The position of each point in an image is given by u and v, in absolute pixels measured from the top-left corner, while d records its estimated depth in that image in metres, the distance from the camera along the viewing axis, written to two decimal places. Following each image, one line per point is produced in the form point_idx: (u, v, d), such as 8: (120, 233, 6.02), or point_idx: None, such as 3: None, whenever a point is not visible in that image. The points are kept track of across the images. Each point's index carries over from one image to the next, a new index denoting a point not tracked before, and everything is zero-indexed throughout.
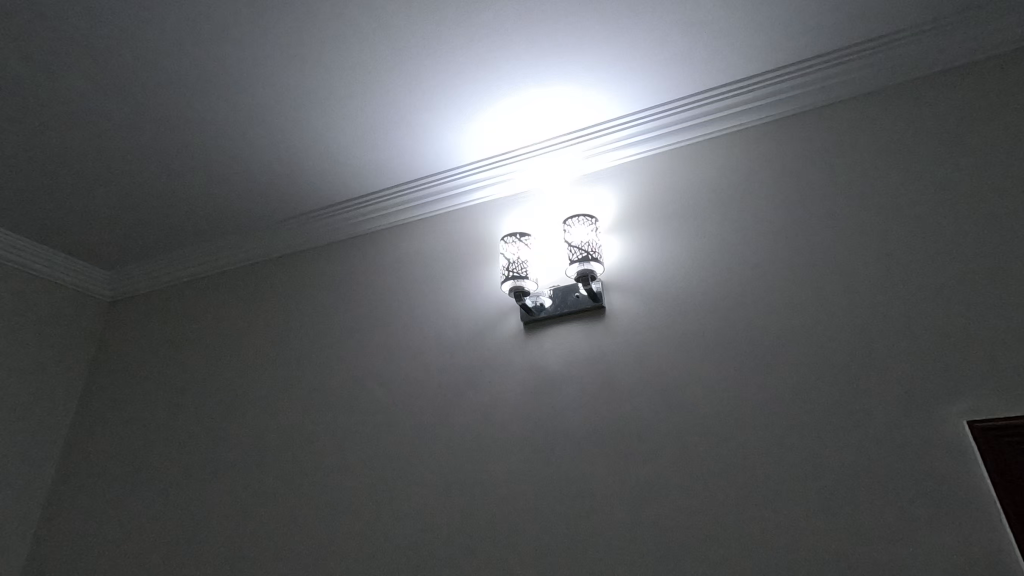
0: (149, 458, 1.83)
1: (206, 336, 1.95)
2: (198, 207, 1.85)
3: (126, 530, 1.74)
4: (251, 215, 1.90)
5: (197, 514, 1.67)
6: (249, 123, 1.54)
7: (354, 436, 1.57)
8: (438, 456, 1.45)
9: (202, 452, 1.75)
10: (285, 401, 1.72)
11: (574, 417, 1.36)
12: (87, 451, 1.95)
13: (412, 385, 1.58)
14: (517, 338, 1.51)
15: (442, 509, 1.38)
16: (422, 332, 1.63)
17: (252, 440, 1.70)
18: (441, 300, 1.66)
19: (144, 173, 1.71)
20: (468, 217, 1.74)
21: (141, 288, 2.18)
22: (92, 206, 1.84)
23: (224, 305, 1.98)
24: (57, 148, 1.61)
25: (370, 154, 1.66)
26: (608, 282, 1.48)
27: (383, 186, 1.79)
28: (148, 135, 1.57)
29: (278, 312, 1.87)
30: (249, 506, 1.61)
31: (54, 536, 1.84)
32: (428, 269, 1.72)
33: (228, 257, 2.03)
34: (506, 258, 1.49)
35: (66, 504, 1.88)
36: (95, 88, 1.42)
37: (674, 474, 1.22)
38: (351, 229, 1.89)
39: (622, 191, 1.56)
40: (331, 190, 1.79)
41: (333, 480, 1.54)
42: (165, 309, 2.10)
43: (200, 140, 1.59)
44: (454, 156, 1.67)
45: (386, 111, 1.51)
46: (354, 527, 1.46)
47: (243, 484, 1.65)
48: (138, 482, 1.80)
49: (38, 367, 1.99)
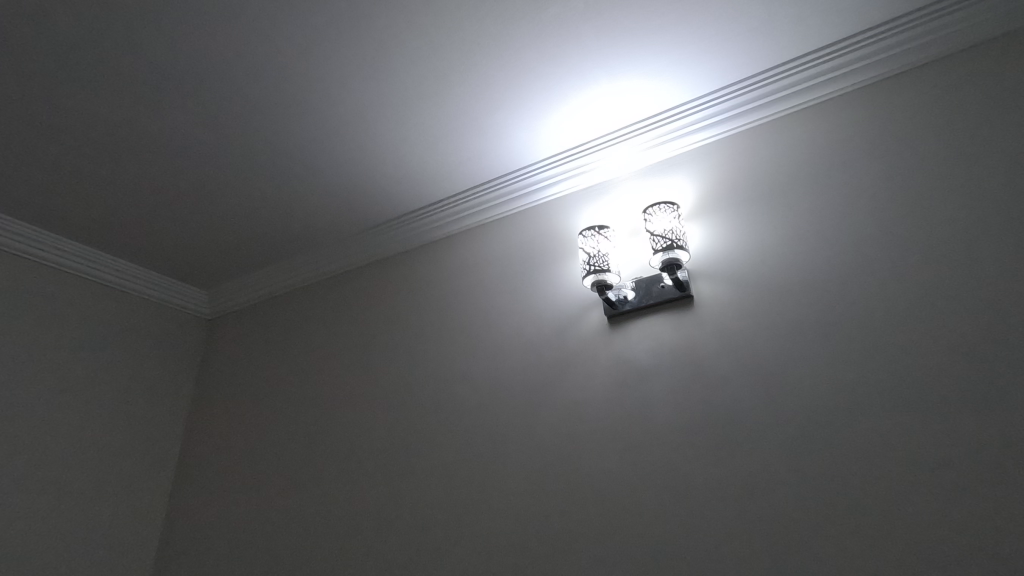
0: (253, 465, 1.94)
1: (297, 347, 2.05)
2: (282, 225, 1.94)
3: (237, 534, 1.85)
4: (331, 229, 1.97)
5: (300, 517, 1.75)
6: (326, 140, 1.59)
7: (444, 439, 1.60)
8: (530, 455, 1.46)
9: (301, 460, 1.84)
10: (375, 406, 1.77)
11: (670, 411, 1.32)
12: (197, 460, 2.09)
13: (498, 385, 1.59)
14: (602, 332, 1.49)
15: (537, 510, 1.39)
16: (505, 331, 1.64)
17: (347, 444, 1.77)
18: (521, 299, 1.66)
19: (232, 196, 1.81)
20: (543, 214, 1.73)
21: (235, 305, 2.31)
22: (186, 231, 1.96)
23: (311, 316, 2.07)
24: (154, 180, 1.73)
25: (441, 161, 1.68)
26: (694, 270, 1.43)
27: (455, 191, 1.81)
28: (234, 159, 1.66)
29: (363, 320, 1.94)
30: (349, 508, 1.67)
31: (174, 539, 1.98)
32: (507, 269, 1.73)
33: (312, 270, 2.12)
34: (586, 252, 1.47)
35: (182, 510, 2.03)
36: (185, 118, 1.51)
37: (780, 467, 1.16)
38: (428, 235, 1.92)
39: (704, 174, 1.51)
40: (406, 199, 1.84)
41: (427, 484, 1.57)
42: (258, 324, 2.21)
43: (280, 160, 1.67)
44: (524, 154, 1.66)
45: (456, 116, 1.52)
46: (450, 527, 1.49)
47: (341, 487, 1.72)
48: (245, 488, 1.91)
49: (150, 383, 2.16)
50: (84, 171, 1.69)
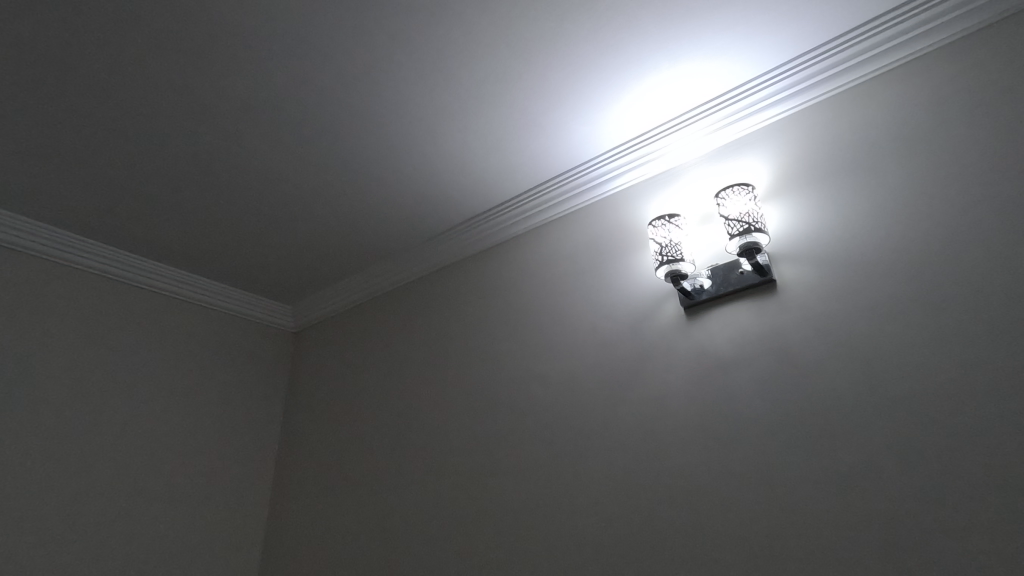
0: (343, 469, 2.04)
1: (376, 354, 2.13)
2: (356, 238, 2.03)
3: (333, 534, 1.95)
4: (402, 238, 2.04)
5: (390, 517, 1.82)
6: (392, 152, 1.65)
7: (525, 438, 1.61)
8: (611, 451, 1.44)
9: (387, 463, 1.91)
10: (454, 407, 1.81)
11: (757, 401, 1.27)
12: (292, 465, 2.22)
13: (574, 382, 1.58)
14: (679, 324, 1.45)
15: (621, 507, 1.37)
16: (579, 327, 1.64)
17: (430, 446, 1.82)
18: (593, 294, 1.65)
19: (309, 215, 1.90)
20: (610, 207, 1.71)
21: (317, 317, 2.43)
22: (269, 250, 2.09)
23: (388, 324, 2.15)
24: (239, 206, 1.86)
25: (505, 163, 1.70)
26: (775, 253, 1.36)
27: (520, 191, 1.83)
28: (308, 179, 1.75)
29: (437, 324, 1.99)
30: (435, 508, 1.72)
31: (277, 540, 2.12)
32: (577, 265, 1.71)
33: (387, 279, 2.20)
34: (657, 242, 1.44)
35: (282, 513, 2.15)
36: (264, 145, 1.61)
37: (883, 456, 1.09)
38: (496, 237, 1.95)
39: (779, 151, 1.43)
40: (472, 203, 1.87)
41: (510, 483, 1.59)
42: (339, 334, 2.32)
43: (350, 176, 1.74)
44: (587, 148, 1.65)
45: (517, 116, 1.53)
46: (535, 525, 1.50)
47: (426, 487, 1.77)
48: (337, 491, 2.01)
49: (246, 394, 2.31)
50: (179, 203, 1.83)
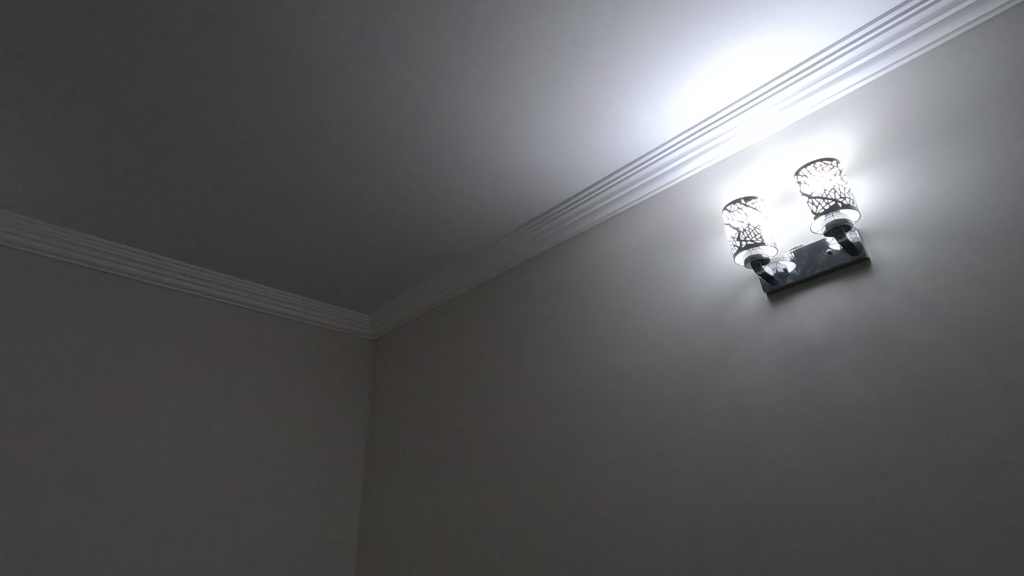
0: (428, 469, 2.09)
1: (453, 357, 2.18)
2: (427, 244, 2.08)
3: (422, 534, 2.01)
4: (471, 240, 2.07)
5: (476, 516, 1.86)
6: (458, 157, 1.68)
7: (607, 435, 1.60)
8: (699, 445, 1.40)
9: (471, 463, 1.95)
10: (533, 406, 1.83)
11: (856, 387, 1.19)
12: (379, 467, 2.31)
13: (654, 375, 1.56)
14: (763, 311, 1.39)
15: (713, 503, 1.33)
16: (656, 320, 1.61)
17: (511, 446, 1.84)
18: (668, 285, 1.61)
19: (381, 225, 1.97)
20: (682, 194, 1.66)
21: (394, 324, 2.52)
22: (346, 262, 2.18)
23: (463, 326, 2.19)
24: (317, 223, 1.95)
25: (570, 159, 1.69)
26: (866, 229, 1.28)
27: (586, 185, 1.82)
28: (380, 190, 1.81)
29: (511, 324, 2.01)
30: (520, 506, 1.74)
31: (369, 540, 2.21)
32: (649, 257, 1.68)
33: (459, 282, 2.25)
34: (733, 228, 1.39)
35: (372, 514, 2.25)
36: (338, 162, 1.69)
37: (1007, 444, 0.99)
38: (565, 233, 1.95)
39: (863, 121, 1.34)
40: (539, 201, 1.88)
41: (594, 479, 1.58)
42: (415, 339, 2.39)
43: (418, 184, 1.79)
44: (653, 137, 1.62)
45: (579, 111, 1.52)
46: (623, 522, 1.48)
47: (510, 485, 1.80)
48: (423, 492, 2.08)
49: (333, 401, 2.42)
50: (264, 225, 1.95)
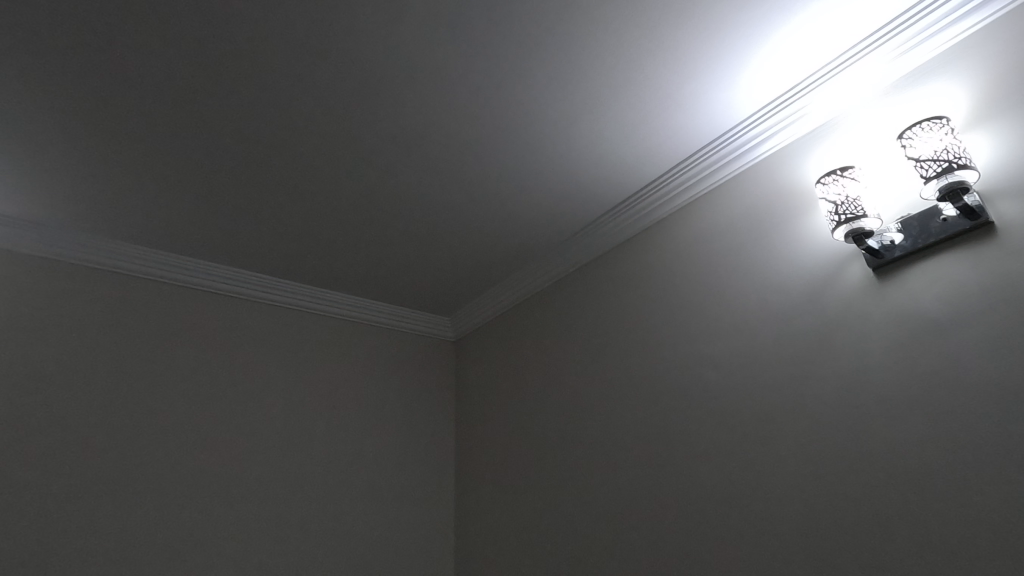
0: (520, 467, 2.11)
1: (538, 353, 2.18)
2: (505, 241, 2.10)
3: (519, 531, 2.03)
4: (549, 235, 2.07)
5: (572, 512, 1.85)
6: (532, 154, 1.69)
7: (706, 426, 1.55)
8: (808, 433, 1.32)
9: (563, 459, 1.94)
10: (624, 400, 1.80)
11: (987, 364, 1.09)
12: (471, 466, 2.35)
13: (752, 361, 1.49)
14: (869, 287, 1.30)
15: (829, 497, 1.25)
16: (749, 304, 1.54)
17: (604, 440, 1.82)
18: (759, 267, 1.54)
19: (461, 228, 2.01)
20: (769, 170, 1.59)
21: (476, 324, 2.55)
22: (427, 267, 2.23)
23: (546, 322, 2.19)
24: (399, 230, 2.01)
25: (645, 146, 1.66)
26: (987, 190, 1.16)
27: (664, 170, 1.77)
28: (457, 194, 1.84)
29: (596, 317, 1.99)
30: (618, 502, 1.72)
31: (467, 537, 2.26)
32: (736, 239, 1.62)
33: (539, 278, 2.25)
34: (830, 202, 1.30)
35: (468, 512, 2.29)
36: (417, 170, 1.74)
37: None
38: (644, 221, 1.91)
39: (972, 71, 1.22)
40: (617, 191, 1.85)
41: (694, 473, 1.54)
42: (499, 338, 2.41)
43: (494, 184, 1.81)
44: (733, 113, 1.55)
45: (653, 96, 1.49)
46: (729, 516, 1.43)
47: (605, 481, 1.78)
48: (517, 489, 2.10)
49: (424, 403, 2.49)
50: (349, 237, 2.03)
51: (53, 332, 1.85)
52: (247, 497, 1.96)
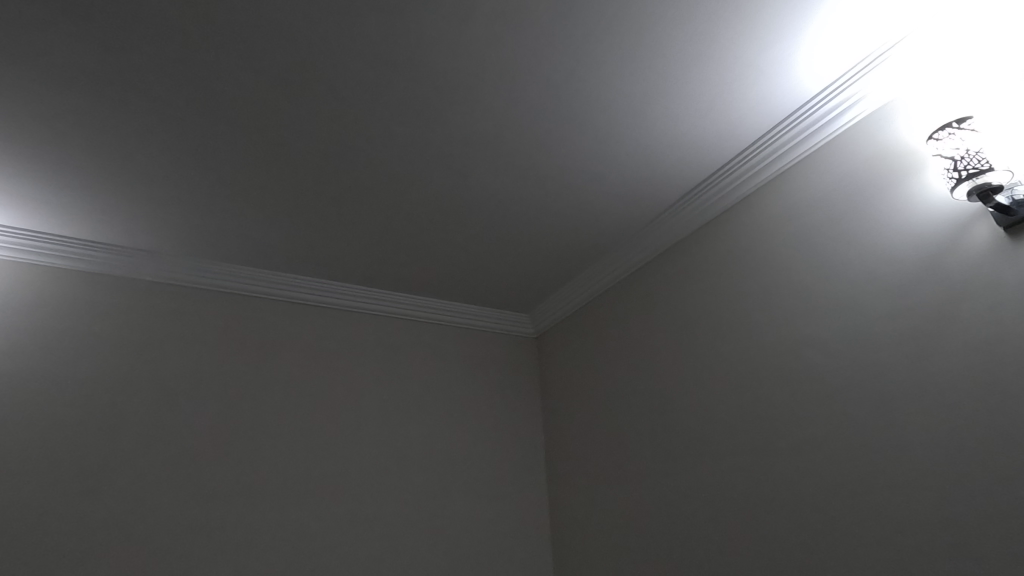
0: (614, 462, 2.07)
1: (624, 344, 2.13)
2: (582, 233, 2.06)
3: (618, 527, 1.99)
4: (627, 222, 2.01)
5: (674, 507, 1.79)
6: (607, 140, 1.65)
7: (818, 412, 1.45)
8: (943, 416, 1.21)
9: (660, 452, 1.88)
10: (721, 389, 1.72)
11: None
12: (562, 463, 2.34)
13: (866, 340, 1.38)
14: (1002, 249, 1.19)
15: (972, 486, 1.14)
16: (857, 278, 1.43)
17: (702, 431, 1.75)
18: (867, 236, 1.43)
19: (537, 223, 1.99)
20: (870, 131, 1.48)
21: (556, 320, 2.53)
22: (506, 266, 2.24)
23: (630, 312, 2.13)
24: (476, 231, 2.02)
25: (726, 119, 1.59)
26: None
27: (747, 143, 1.68)
28: (532, 189, 1.83)
29: (683, 303, 1.91)
30: (723, 496, 1.64)
31: (563, 535, 2.24)
32: (838, 208, 1.51)
33: (618, 268, 2.20)
34: (948, 157, 1.21)
35: (562, 509, 2.28)
36: (492, 170, 1.74)
37: None
38: (728, 199, 1.82)
39: None
40: (697, 170, 1.78)
41: (806, 464, 1.44)
42: (581, 332, 2.38)
43: (569, 176, 1.78)
44: (823, 75, 1.46)
45: (734, 66, 1.42)
46: (853, 509, 1.33)
47: (708, 474, 1.71)
48: (612, 485, 2.06)
49: (509, 401, 2.49)
50: (428, 242, 2.06)
51: (170, 349, 1.97)
52: (351, 501, 2.03)
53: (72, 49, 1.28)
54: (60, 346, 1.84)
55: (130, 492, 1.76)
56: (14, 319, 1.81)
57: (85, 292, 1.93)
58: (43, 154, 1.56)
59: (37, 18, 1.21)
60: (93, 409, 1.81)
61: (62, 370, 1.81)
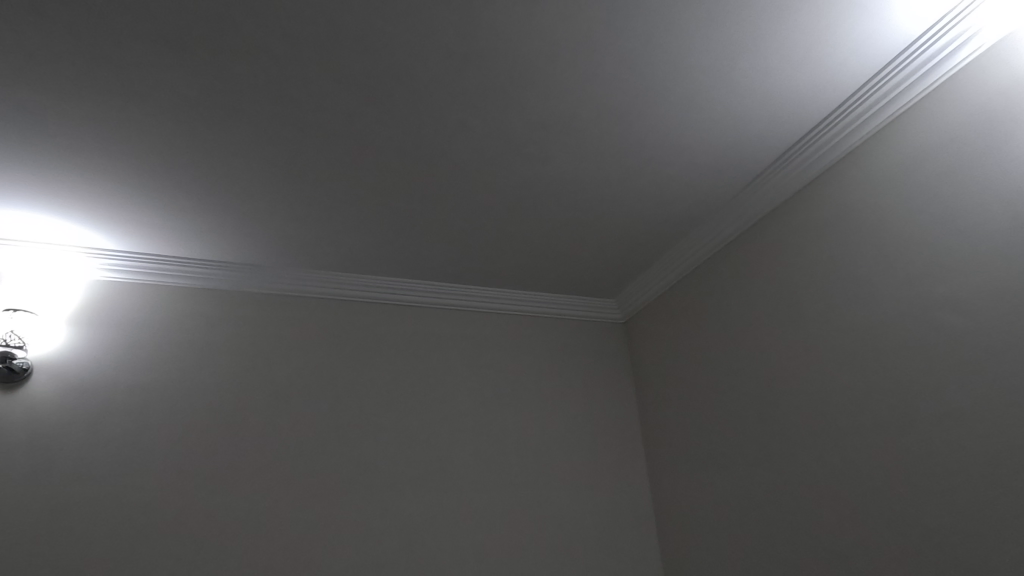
0: (719, 446, 1.98)
1: (721, 322, 2.03)
2: (669, 209, 1.98)
3: (728, 513, 1.90)
4: (716, 193, 1.91)
5: (790, 490, 1.69)
6: (691, 109, 1.57)
7: (958, 381, 1.30)
8: None
9: (771, 433, 1.77)
10: (838, 361, 1.59)
11: None
12: (663, 450, 2.27)
13: (1014, 297, 1.23)
14: None
15: None
16: (993, 228, 1.28)
17: (818, 409, 1.63)
18: (1006, 179, 1.27)
19: (621, 204, 1.93)
20: (997, 62, 1.32)
21: (645, 303, 2.46)
22: (589, 251, 2.20)
23: (726, 288, 2.03)
24: (559, 218, 1.99)
25: (822, 70, 1.46)
26: None
27: (847, 95, 1.54)
28: (614, 169, 1.77)
29: (786, 273, 1.79)
30: (848, 478, 1.52)
31: (669, 522, 2.18)
32: (964, 152, 1.36)
33: (709, 243, 2.10)
34: None
35: (666, 496, 2.21)
36: (573, 153, 1.70)
37: None
38: (829, 156, 1.68)
39: None
40: (791, 129, 1.65)
41: (948, 439, 1.31)
42: (672, 313, 2.30)
43: (652, 151, 1.71)
44: (936, 7, 1.31)
45: (831, 10, 1.30)
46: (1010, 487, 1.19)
47: (827, 454, 1.59)
48: (718, 469, 1.97)
49: (603, 389, 2.45)
50: (510, 233, 2.06)
51: (278, 355, 2.09)
52: (457, 494, 2.07)
53: (176, 80, 1.37)
54: (188, 357, 1.99)
55: (254, 492, 1.87)
56: (149, 336, 1.98)
57: (204, 306, 2.08)
58: (156, 182, 1.68)
59: (147, 56, 1.30)
60: (219, 415, 1.94)
61: (192, 381, 1.96)
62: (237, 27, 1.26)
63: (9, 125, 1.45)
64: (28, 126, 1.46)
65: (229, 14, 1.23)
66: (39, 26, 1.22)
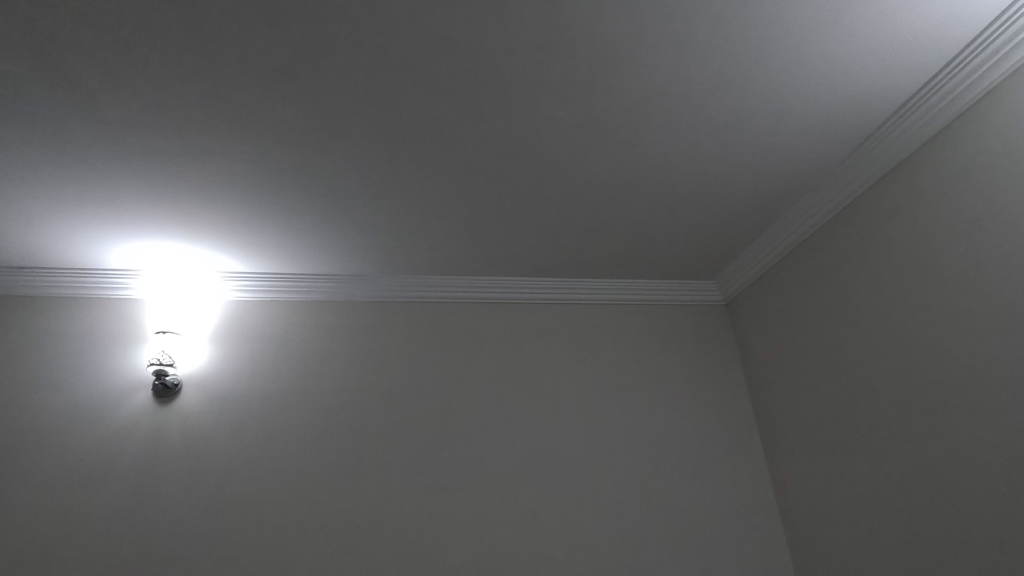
0: (845, 429, 1.84)
1: (838, 296, 1.88)
2: (771, 180, 1.86)
3: (859, 501, 1.77)
4: (824, 158, 1.78)
5: (933, 473, 1.54)
6: (792, 72, 1.46)
7: None
8: None
9: (904, 414, 1.62)
10: (985, 330, 1.43)
11: None
12: (780, 434, 2.15)
13: None
14: None
15: None
16: None
17: (962, 384, 1.47)
18: None
19: (718, 180, 1.85)
20: None
21: (749, 281, 2.34)
22: (685, 233, 2.12)
23: (841, 257, 1.88)
24: (652, 201, 1.93)
25: (945, 10, 1.30)
26: None
27: (976, 34, 1.37)
28: (709, 144, 1.70)
29: (912, 237, 1.63)
30: (1005, 459, 1.36)
31: (794, 510, 2.06)
32: None
33: (817, 212, 1.96)
34: None
35: (788, 484, 2.09)
36: (665, 133, 1.65)
37: None
38: (957, 104, 1.51)
39: None
40: (908, 80, 1.50)
41: None
42: (780, 290, 2.17)
43: (749, 121, 1.62)
44: None
45: None
46: None
47: (977, 433, 1.43)
48: (844, 454, 1.83)
49: (710, 374, 2.36)
50: (602, 221, 2.02)
51: (387, 359, 2.19)
52: (569, 487, 2.07)
53: (281, 108, 1.46)
54: (308, 365, 2.13)
55: (379, 491, 1.97)
56: (271, 348, 2.13)
57: (317, 317, 2.21)
58: (267, 203, 1.81)
59: (255, 89, 1.40)
60: (340, 418, 2.06)
61: (313, 387, 2.10)
62: (332, 51, 1.32)
63: (145, 166, 1.61)
64: (158, 166, 1.61)
65: (324, 40, 1.29)
66: (164, 75, 1.34)
